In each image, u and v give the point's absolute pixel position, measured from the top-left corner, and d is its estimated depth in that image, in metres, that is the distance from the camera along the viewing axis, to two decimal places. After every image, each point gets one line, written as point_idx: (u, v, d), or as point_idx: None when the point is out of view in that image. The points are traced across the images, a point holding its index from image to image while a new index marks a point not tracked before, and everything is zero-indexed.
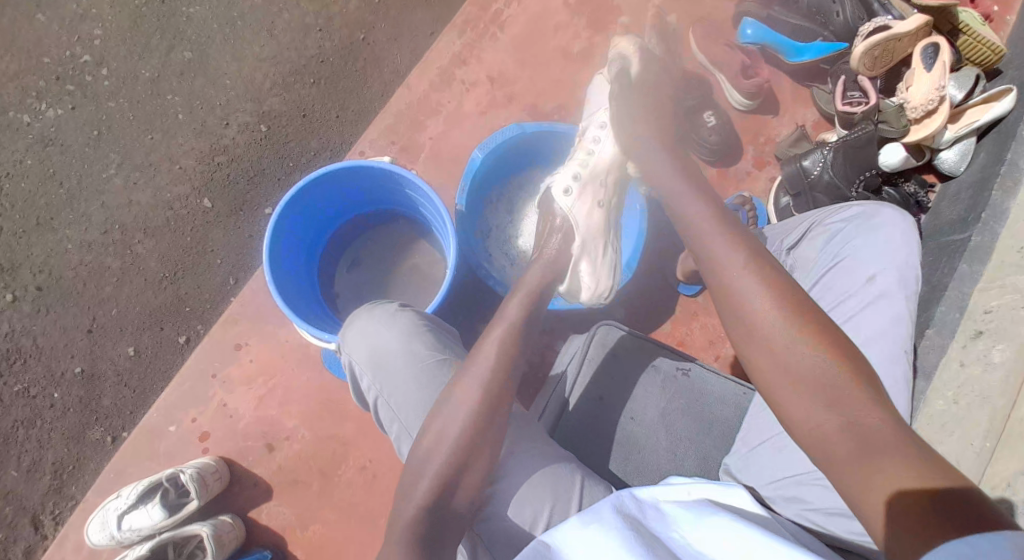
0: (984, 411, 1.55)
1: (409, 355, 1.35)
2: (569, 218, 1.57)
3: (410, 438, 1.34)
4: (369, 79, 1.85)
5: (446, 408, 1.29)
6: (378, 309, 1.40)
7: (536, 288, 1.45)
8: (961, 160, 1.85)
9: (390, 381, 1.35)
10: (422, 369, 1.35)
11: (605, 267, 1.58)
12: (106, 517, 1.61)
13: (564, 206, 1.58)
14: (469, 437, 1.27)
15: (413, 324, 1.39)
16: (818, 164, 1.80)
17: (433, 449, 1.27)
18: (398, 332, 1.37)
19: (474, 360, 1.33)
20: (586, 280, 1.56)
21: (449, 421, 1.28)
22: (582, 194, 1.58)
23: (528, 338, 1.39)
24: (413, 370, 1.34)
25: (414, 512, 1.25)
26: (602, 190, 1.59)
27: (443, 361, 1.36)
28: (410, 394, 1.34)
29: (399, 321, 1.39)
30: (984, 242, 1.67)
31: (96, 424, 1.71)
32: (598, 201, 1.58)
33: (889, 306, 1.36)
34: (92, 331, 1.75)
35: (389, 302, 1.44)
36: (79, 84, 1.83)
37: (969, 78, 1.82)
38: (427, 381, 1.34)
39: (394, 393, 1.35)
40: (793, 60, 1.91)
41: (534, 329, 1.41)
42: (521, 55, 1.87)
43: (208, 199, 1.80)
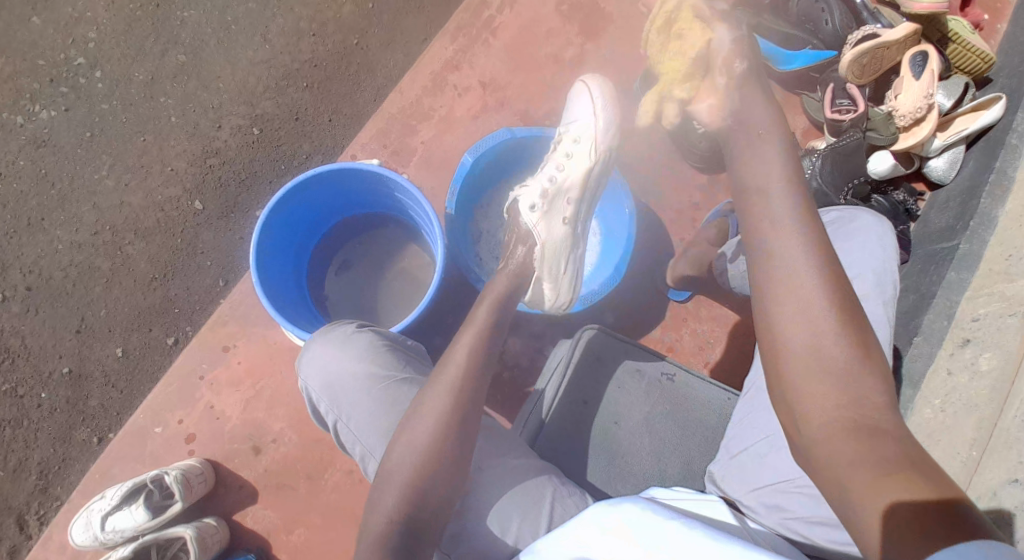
0: (970, 420, 1.53)
1: (369, 378, 1.36)
2: (535, 233, 1.54)
3: (374, 458, 1.34)
4: (362, 84, 1.86)
5: (415, 418, 1.29)
6: (335, 331, 1.41)
7: (504, 294, 1.46)
8: (951, 168, 1.86)
9: (350, 404, 1.36)
10: (382, 390, 1.35)
11: (566, 280, 1.57)
12: (89, 517, 1.61)
13: (530, 221, 1.55)
14: (439, 444, 1.27)
15: (371, 345, 1.39)
16: (807, 171, 1.82)
17: (411, 442, 1.27)
18: (356, 357, 1.38)
19: (444, 371, 1.33)
20: (548, 290, 1.55)
21: (416, 432, 1.28)
22: (548, 213, 1.55)
23: (493, 342, 1.39)
24: (372, 391, 1.35)
25: (385, 525, 1.24)
26: (569, 210, 1.57)
27: (404, 380, 1.37)
28: (371, 415, 1.34)
29: (356, 343, 1.40)
30: (972, 250, 1.68)
31: (83, 425, 1.71)
32: (565, 220, 1.57)
33: (868, 312, 1.35)
34: (81, 331, 1.75)
35: (346, 324, 1.45)
36: (74, 86, 1.84)
37: (958, 87, 1.84)
38: (388, 402, 1.34)
39: (355, 415, 1.35)
40: (784, 68, 1.91)
41: (498, 335, 1.42)
42: (513, 61, 1.88)
43: (199, 201, 1.81)
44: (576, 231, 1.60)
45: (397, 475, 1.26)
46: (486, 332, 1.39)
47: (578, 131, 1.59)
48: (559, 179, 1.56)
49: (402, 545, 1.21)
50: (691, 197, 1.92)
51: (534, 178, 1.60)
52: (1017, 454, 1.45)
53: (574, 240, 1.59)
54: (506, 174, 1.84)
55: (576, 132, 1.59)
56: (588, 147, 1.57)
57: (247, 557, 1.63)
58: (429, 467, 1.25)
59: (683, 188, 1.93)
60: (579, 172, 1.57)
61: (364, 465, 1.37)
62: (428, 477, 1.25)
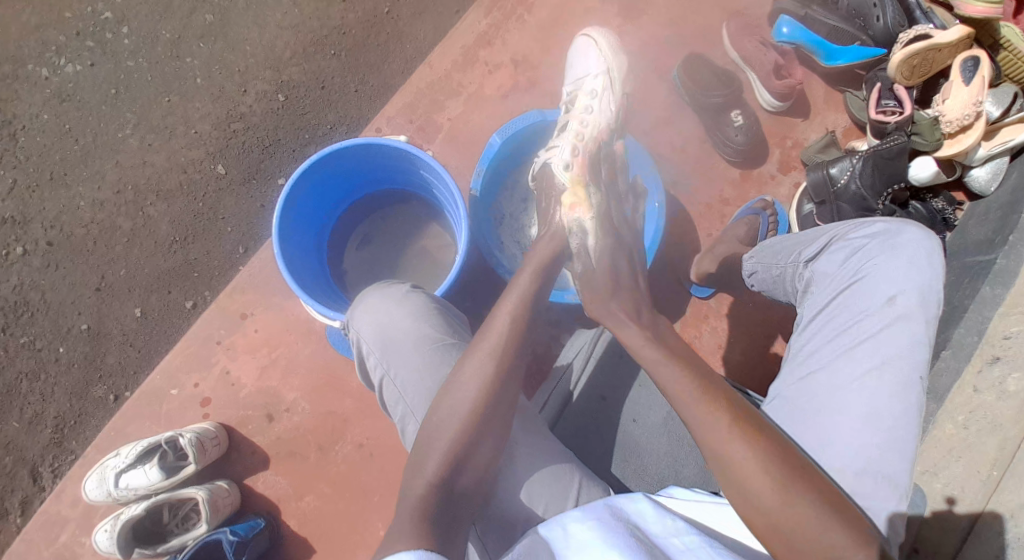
0: (993, 440, 1.52)
1: (419, 336, 1.36)
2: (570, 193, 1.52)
3: (416, 419, 1.33)
4: (391, 54, 1.83)
5: (456, 385, 1.28)
6: (389, 288, 1.41)
7: (546, 263, 1.44)
8: (993, 180, 1.80)
9: (400, 360, 1.35)
10: (431, 350, 1.35)
11: None
12: (104, 473, 1.64)
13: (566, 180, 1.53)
14: (476, 415, 1.26)
15: (423, 305, 1.39)
16: (845, 173, 1.75)
17: (443, 423, 1.25)
18: (409, 313, 1.37)
19: (481, 342, 1.32)
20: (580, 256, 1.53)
21: (454, 401, 1.27)
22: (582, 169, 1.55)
23: (535, 315, 1.37)
24: (421, 350, 1.34)
25: (424, 487, 1.20)
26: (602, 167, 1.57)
27: (450, 344, 1.36)
28: (416, 375, 1.33)
29: (409, 301, 1.40)
30: (1009, 266, 1.62)
31: (100, 382, 1.74)
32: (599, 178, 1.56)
33: (908, 328, 1.33)
34: (101, 289, 1.77)
35: (399, 283, 1.44)
36: (100, 41, 1.84)
37: (1007, 95, 1.76)
38: (436, 363, 1.34)
39: (400, 373, 1.34)
40: (827, 63, 1.87)
41: (538, 307, 1.39)
42: (547, 40, 1.84)
43: (221, 165, 1.80)
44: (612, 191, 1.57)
45: (435, 444, 1.24)
46: (528, 304, 1.38)
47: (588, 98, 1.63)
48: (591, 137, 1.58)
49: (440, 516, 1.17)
50: (721, 192, 1.89)
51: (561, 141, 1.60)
52: None
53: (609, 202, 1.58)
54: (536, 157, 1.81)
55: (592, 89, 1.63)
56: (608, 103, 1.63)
57: (257, 522, 1.64)
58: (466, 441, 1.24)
59: (714, 182, 1.89)
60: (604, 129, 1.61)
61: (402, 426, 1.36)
62: (460, 452, 1.24)
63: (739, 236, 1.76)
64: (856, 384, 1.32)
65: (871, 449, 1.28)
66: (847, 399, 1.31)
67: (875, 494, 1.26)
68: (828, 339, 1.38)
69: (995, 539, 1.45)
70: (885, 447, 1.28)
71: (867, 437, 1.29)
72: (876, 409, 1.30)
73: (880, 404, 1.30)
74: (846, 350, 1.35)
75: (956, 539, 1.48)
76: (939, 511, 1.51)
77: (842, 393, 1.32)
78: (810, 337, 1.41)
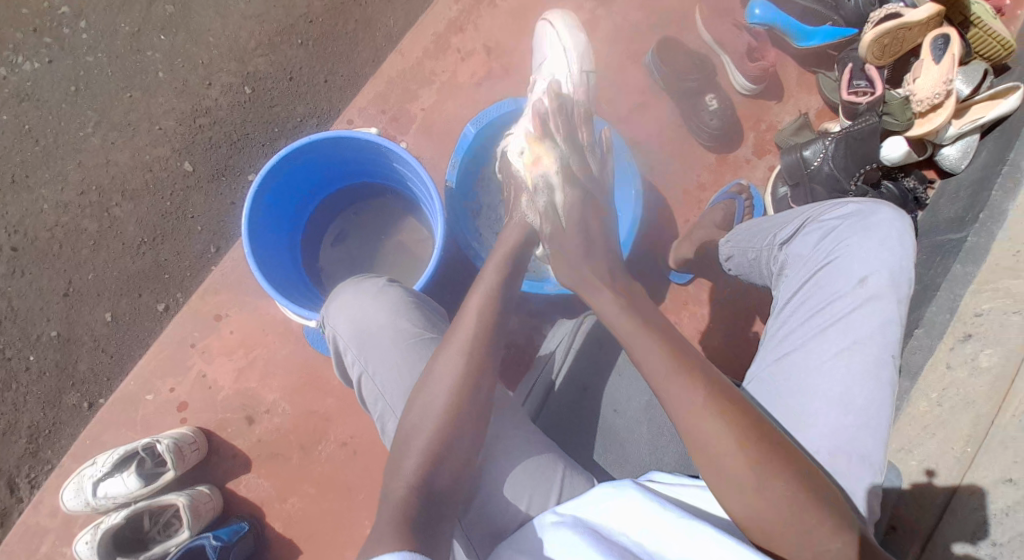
0: (966, 416, 1.55)
1: (395, 332, 1.34)
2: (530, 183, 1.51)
3: (395, 416, 1.32)
4: (361, 43, 1.78)
5: (431, 382, 1.27)
6: (364, 284, 1.39)
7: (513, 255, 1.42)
8: (963, 158, 1.82)
9: (376, 357, 1.33)
10: (408, 346, 1.33)
11: None
12: (81, 482, 1.60)
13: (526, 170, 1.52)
14: (456, 407, 1.25)
15: (399, 299, 1.37)
16: (818, 155, 1.75)
17: (420, 423, 1.24)
18: (385, 309, 1.35)
19: (454, 333, 1.31)
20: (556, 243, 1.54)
21: (431, 396, 1.26)
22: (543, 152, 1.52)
23: (505, 304, 1.37)
24: (398, 345, 1.32)
25: (405, 489, 1.19)
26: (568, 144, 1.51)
27: (428, 338, 1.35)
28: (396, 371, 1.32)
29: (386, 295, 1.37)
30: (980, 243, 1.65)
31: (72, 389, 1.69)
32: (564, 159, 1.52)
33: (880, 309, 1.34)
34: (68, 294, 1.72)
35: (375, 277, 1.42)
36: (57, 37, 1.77)
37: (976, 73, 1.78)
38: (413, 359, 1.32)
39: (379, 369, 1.32)
40: (801, 44, 1.86)
41: (511, 297, 1.39)
42: (520, 25, 1.80)
43: (189, 162, 1.75)
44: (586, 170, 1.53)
45: (416, 440, 1.23)
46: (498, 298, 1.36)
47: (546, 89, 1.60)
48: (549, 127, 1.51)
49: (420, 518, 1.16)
50: (698, 176, 1.89)
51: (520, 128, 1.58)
52: (1014, 454, 1.49)
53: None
54: None
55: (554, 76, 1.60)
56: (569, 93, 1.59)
57: (241, 526, 1.61)
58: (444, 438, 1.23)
59: (690, 166, 1.89)
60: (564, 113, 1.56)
61: (380, 424, 1.35)
62: (440, 449, 1.22)
63: (716, 221, 1.76)
64: (829, 366, 1.33)
65: (844, 429, 1.29)
66: (820, 381, 1.33)
67: (848, 473, 1.28)
68: (802, 322, 1.39)
69: (973, 515, 1.48)
70: (859, 426, 1.29)
71: (840, 417, 1.30)
72: (849, 390, 1.31)
73: (852, 385, 1.31)
74: (819, 332, 1.36)
75: (934, 515, 1.50)
76: (918, 483, 1.55)
77: (816, 374, 1.34)
78: (785, 320, 1.42)
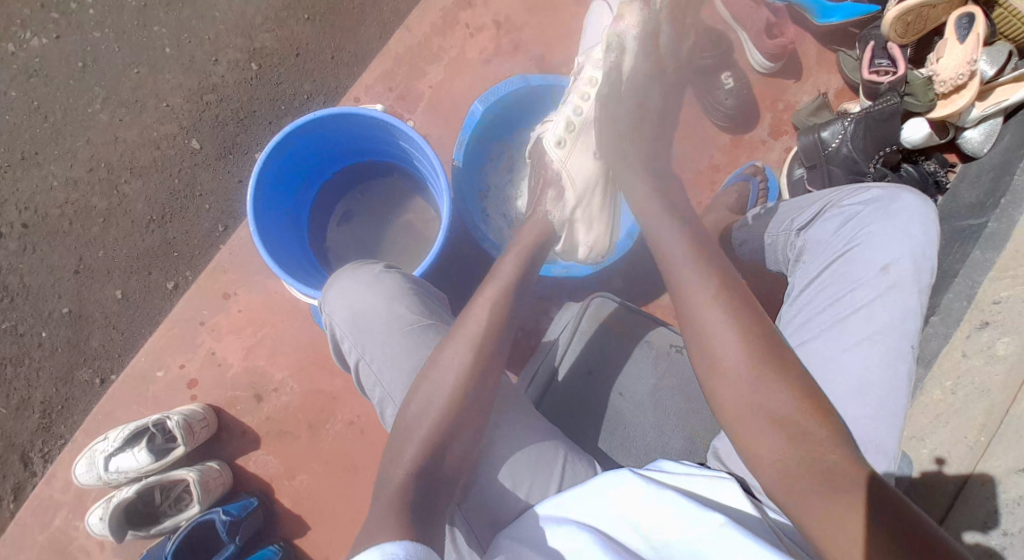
0: (981, 406, 1.54)
1: (394, 320, 1.34)
2: (563, 174, 1.53)
3: (395, 402, 1.33)
4: (368, 19, 1.76)
5: (436, 368, 1.27)
6: (360, 272, 1.38)
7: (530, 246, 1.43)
8: (985, 141, 1.77)
9: (376, 345, 1.33)
10: (407, 333, 1.33)
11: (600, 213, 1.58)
12: (94, 457, 1.63)
13: (558, 160, 1.54)
14: (459, 397, 1.26)
15: (396, 286, 1.38)
16: (836, 136, 1.72)
17: (421, 410, 1.25)
18: (383, 296, 1.36)
19: (464, 323, 1.31)
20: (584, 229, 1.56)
21: (436, 386, 1.26)
22: (575, 147, 1.54)
23: (518, 294, 1.38)
24: (398, 333, 1.33)
25: (408, 474, 1.20)
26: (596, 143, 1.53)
27: (428, 326, 1.36)
28: (394, 358, 1.32)
29: (382, 283, 1.37)
30: (1000, 229, 1.61)
31: (85, 365, 1.71)
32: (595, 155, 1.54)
33: (901, 298, 1.32)
34: (80, 272, 1.73)
35: (373, 263, 1.42)
36: (65, 12, 1.75)
37: (1002, 53, 1.71)
38: (414, 346, 1.33)
39: (377, 356, 1.33)
40: (820, 21, 1.82)
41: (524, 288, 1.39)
42: (532, 0, 1.77)
43: (196, 140, 1.74)
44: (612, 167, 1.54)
45: (416, 429, 1.24)
46: (508, 287, 1.36)
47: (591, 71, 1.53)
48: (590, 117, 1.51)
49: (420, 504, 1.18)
50: (711, 158, 1.86)
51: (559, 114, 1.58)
52: None
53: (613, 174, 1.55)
54: (517, 125, 1.76)
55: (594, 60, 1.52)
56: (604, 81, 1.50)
57: (250, 501, 1.64)
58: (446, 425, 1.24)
59: (703, 147, 1.86)
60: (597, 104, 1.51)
61: (382, 408, 1.36)
62: (439, 435, 1.24)
63: (729, 204, 1.73)
64: (847, 355, 1.31)
65: (858, 420, 1.27)
66: (836, 369, 1.31)
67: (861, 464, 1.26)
68: (820, 310, 1.37)
69: (983, 505, 1.50)
70: (875, 417, 1.27)
71: (855, 408, 1.28)
72: (866, 380, 1.29)
73: (869, 375, 1.29)
74: (836, 320, 1.34)
75: (945, 502, 1.51)
76: (929, 473, 1.53)
77: (833, 363, 1.32)
78: (802, 307, 1.39)
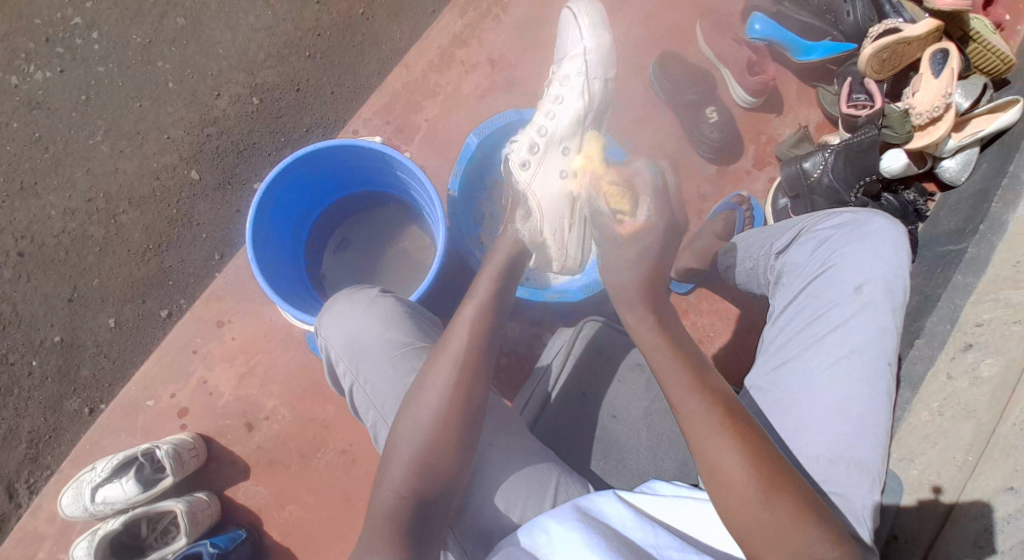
0: (968, 425, 1.53)
1: (387, 342, 1.35)
2: (530, 195, 1.48)
3: (388, 425, 1.33)
4: (367, 57, 1.81)
5: (420, 393, 1.27)
6: (358, 294, 1.40)
7: (504, 266, 1.39)
8: (963, 170, 1.81)
9: (370, 368, 1.34)
10: (401, 356, 1.34)
11: (573, 236, 1.50)
12: (80, 488, 1.60)
13: (523, 181, 1.50)
14: (455, 414, 1.25)
15: (393, 309, 1.39)
16: (818, 167, 1.76)
17: (410, 435, 1.24)
18: (377, 318, 1.37)
19: (449, 341, 1.30)
20: (555, 250, 1.51)
21: (421, 407, 1.26)
22: (541, 164, 1.50)
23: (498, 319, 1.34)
24: (391, 356, 1.34)
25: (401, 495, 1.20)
26: (566, 160, 1.50)
27: (423, 348, 1.36)
28: (387, 381, 1.33)
29: (377, 307, 1.38)
30: (981, 254, 1.63)
31: (75, 395, 1.71)
32: (564, 173, 1.49)
33: (875, 318, 1.34)
34: (73, 300, 1.74)
35: (369, 287, 1.43)
36: (69, 48, 1.80)
37: (975, 87, 1.77)
38: (407, 370, 1.33)
39: (371, 379, 1.34)
40: (801, 58, 1.88)
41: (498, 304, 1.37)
42: (524, 39, 1.81)
43: (195, 171, 1.77)
44: None
45: (404, 449, 1.24)
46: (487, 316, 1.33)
47: (556, 91, 1.53)
48: (552, 141, 1.50)
49: (413, 525, 1.19)
50: (699, 189, 1.90)
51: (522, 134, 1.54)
52: (1015, 462, 1.48)
53: None
54: None
55: (566, 72, 1.52)
56: (576, 100, 1.51)
57: (238, 533, 1.61)
58: (441, 445, 1.24)
59: (692, 178, 1.90)
60: (568, 120, 1.51)
61: (374, 431, 1.37)
62: (432, 459, 1.23)
63: (717, 232, 1.75)
64: (828, 372, 1.33)
65: (842, 437, 1.30)
66: (818, 388, 1.32)
67: (848, 483, 1.28)
68: (797, 330, 1.38)
69: (972, 526, 1.46)
70: (856, 434, 1.29)
71: (837, 425, 1.30)
72: (847, 398, 1.31)
73: (850, 392, 1.31)
74: (816, 340, 1.35)
75: (934, 525, 1.48)
76: (925, 500, 1.50)
77: (815, 382, 1.33)
78: (781, 328, 1.41)
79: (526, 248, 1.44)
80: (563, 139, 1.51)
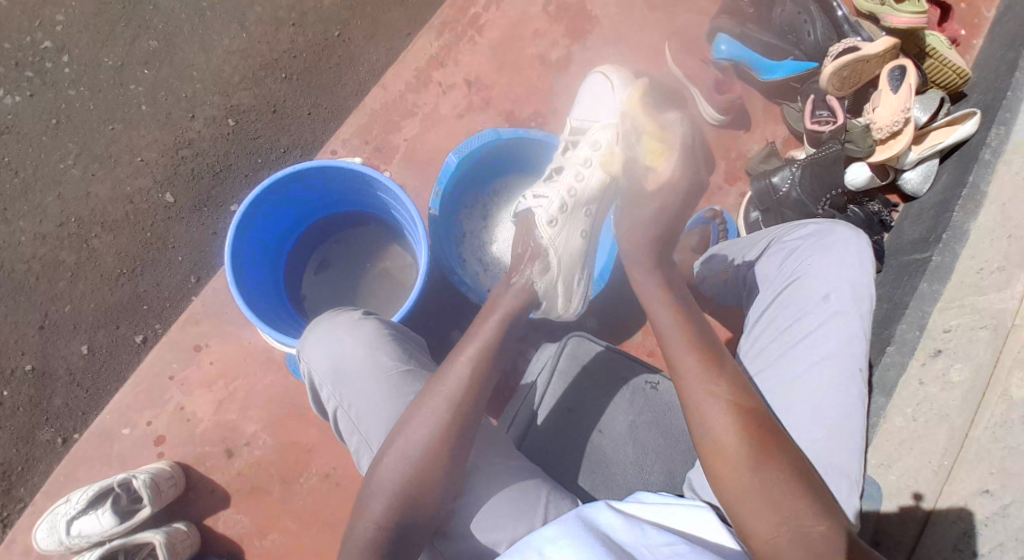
0: (942, 429, 1.55)
1: (374, 366, 1.34)
2: (554, 250, 1.48)
3: (372, 452, 1.33)
4: (344, 77, 1.82)
5: (413, 417, 1.27)
6: (342, 316, 1.38)
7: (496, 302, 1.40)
8: (924, 181, 1.88)
9: (353, 393, 1.33)
10: (386, 382, 1.33)
11: (579, 292, 1.57)
12: (54, 522, 1.56)
13: (547, 236, 1.49)
14: (443, 439, 1.25)
15: (376, 333, 1.37)
16: (786, 181, 1.81)
17: (398, 462, 1.24)
18: (361, 343, 1.35)
19: (444, 373, 1.30)
20: (563, 300, 1.53)
21: (412, 432, 1.26)
22: (566, 225, 1.51)
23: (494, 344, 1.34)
24: (376, 381, 1.33)
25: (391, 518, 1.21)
26: (585, 222, 1.54)
27: (408, 372, 1.35)
28: (373, 407, 1.32)
29: (362, 331, 1.36)
30: (944, 263, 1.68)
31: (47, 424, 1.66)
32: (581, 234, 1.54)
33: (843, 325, 1.36)
34: (44, 327, 1.70)
35: (352, 309, 1.41)
36: (39, 70, 1.77)
37: (933, 101, 1.86)
38: (393, 396, 1.32)
39: (356, 405, 1.33)
40: (765, 77, 1.91)
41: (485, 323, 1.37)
42: (500, 60, 1.84)
43: (170, 194, 1.75)
44: (589, 246, 1.58)
45: (389, 477, 1.24)
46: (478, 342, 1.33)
47: (586, 150, 1.55)
48: (578, 203, 1.52)
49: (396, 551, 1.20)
50: None
51: (547, 187, 1.53)
52: (988, 465, 1.49)
53: (587, 252, 1.57)
54: (499, 169, 1.81)
55: (596, 137, 1.54)
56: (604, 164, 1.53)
57: None
58: (428, 473, 1.24)
59: None
60: (595, 184, 1.53)
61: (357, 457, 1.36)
62: (417, 487, 1.24)
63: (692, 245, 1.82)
64: (801, 381, 1.35)
65: (816, 444, 1.32)
66: (791, 396, 1.35)
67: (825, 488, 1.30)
68: (770, 340, 1.42)
69: (951, 527, 1.47)
70: (832, 439, 1.31)
71: (809, 431, 1.33)
72: (820, 405, 1.33)
73: (821, 399, 1.33)
74: (787, 349, 1.39)
75: (914, 531, 1.50)
76: (906, 506, 1.52)
77: (787, 392, 1.36)
78: (754, 339, 1.45)
79: (537, 299, 1.44)
80: (588, 198, 1.53)
